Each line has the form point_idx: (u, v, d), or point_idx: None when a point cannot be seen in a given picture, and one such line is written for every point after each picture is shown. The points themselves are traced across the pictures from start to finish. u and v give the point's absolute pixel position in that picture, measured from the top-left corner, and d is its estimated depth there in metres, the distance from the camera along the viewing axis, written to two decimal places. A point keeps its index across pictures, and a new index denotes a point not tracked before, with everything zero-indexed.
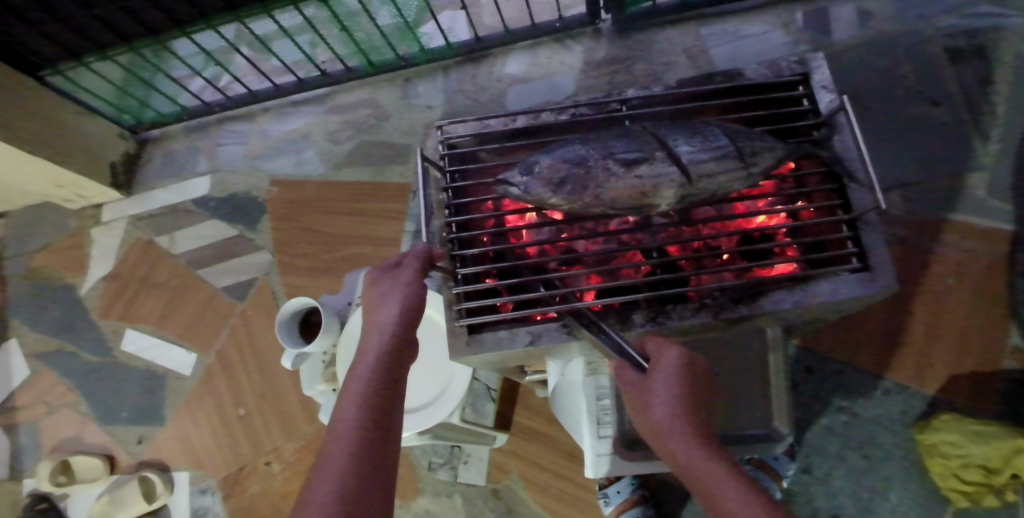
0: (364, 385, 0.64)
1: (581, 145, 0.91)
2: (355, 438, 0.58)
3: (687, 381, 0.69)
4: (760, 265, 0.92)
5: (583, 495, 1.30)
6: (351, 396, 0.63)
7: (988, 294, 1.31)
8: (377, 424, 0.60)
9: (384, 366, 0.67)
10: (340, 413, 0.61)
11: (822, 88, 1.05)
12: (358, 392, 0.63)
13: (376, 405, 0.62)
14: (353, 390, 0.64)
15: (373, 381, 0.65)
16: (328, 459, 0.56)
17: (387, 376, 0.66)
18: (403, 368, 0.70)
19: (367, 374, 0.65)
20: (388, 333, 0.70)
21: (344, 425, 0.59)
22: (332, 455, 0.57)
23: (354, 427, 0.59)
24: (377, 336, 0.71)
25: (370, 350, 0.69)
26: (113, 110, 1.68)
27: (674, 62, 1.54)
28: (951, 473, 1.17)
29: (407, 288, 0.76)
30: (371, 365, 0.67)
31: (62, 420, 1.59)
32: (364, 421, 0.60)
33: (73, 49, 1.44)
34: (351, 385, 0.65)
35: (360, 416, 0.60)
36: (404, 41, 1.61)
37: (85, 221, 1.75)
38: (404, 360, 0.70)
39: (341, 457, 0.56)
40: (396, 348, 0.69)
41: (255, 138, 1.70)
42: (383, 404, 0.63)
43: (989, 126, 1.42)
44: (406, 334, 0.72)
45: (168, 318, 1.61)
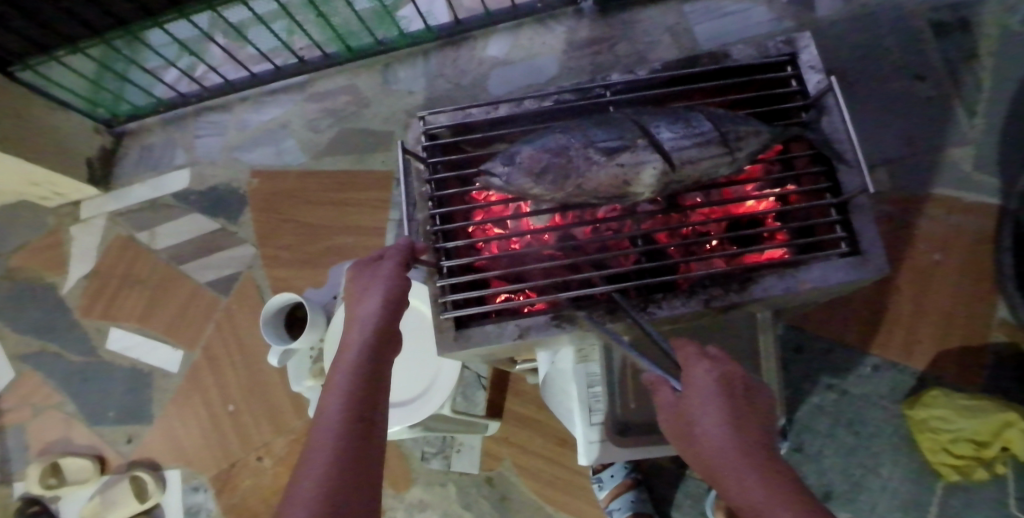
0: (347, 377, 0.63)
1: (562, 133, 0.90)
2: (340, 430, 0.57)
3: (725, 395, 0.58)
4: (750, 251, 0.91)
5: (575, 479, 1.30)
6: (335, 391, 0.61)
7: (975, 268, 1.31)
8: (361, 419, 0.59)
9: (367, 358, 0.65)
10: (324, 409, 0.60)
11: (810, 68, 1.04)
12: (340, 386, 0.62)
13: (360, 397, 0.61)
14: (335, 385, 0.62)
15: (357, 373, 0.63)
16: (311, 454, 0.55)
17: (370, 369, 0.64)
18: (387, 360, 0.68)
19: (350, 367, 0.64)
20: (372, 324, 0.69)
21: (328, 418, 0.58)
22: (314, 451, 0.55)
23: (338, 420, 0.58)
24: (360, 330, 0.69)
25: (353, 343, 0.68)
26: (86, 103, 1.63)
27: (658, 41, 1.51)
28: (941, 447, 1.17)
29: (389, 280, 0.74)
30: (354, 358, 0.65)
31: (49, 421, 1.57)
32: (347, 412, 0.58)
33: (43, 44, 1.39)
34: (334, 379, 0.64)
35: (344, 409, 0.59)
36: (381, 26, 1.59)
37: (63, 219, 1.72)
38: (388, 352, 0.68)
39: (325, 451, 0.55)
40: (378, 341, 0.68)
41: (233, 129, 1.66)
42: (367, 397, 0.61)
43: (974, 99, 1.41)
44: (389, 324, 0.70)
45: (151, 316, 1.59)
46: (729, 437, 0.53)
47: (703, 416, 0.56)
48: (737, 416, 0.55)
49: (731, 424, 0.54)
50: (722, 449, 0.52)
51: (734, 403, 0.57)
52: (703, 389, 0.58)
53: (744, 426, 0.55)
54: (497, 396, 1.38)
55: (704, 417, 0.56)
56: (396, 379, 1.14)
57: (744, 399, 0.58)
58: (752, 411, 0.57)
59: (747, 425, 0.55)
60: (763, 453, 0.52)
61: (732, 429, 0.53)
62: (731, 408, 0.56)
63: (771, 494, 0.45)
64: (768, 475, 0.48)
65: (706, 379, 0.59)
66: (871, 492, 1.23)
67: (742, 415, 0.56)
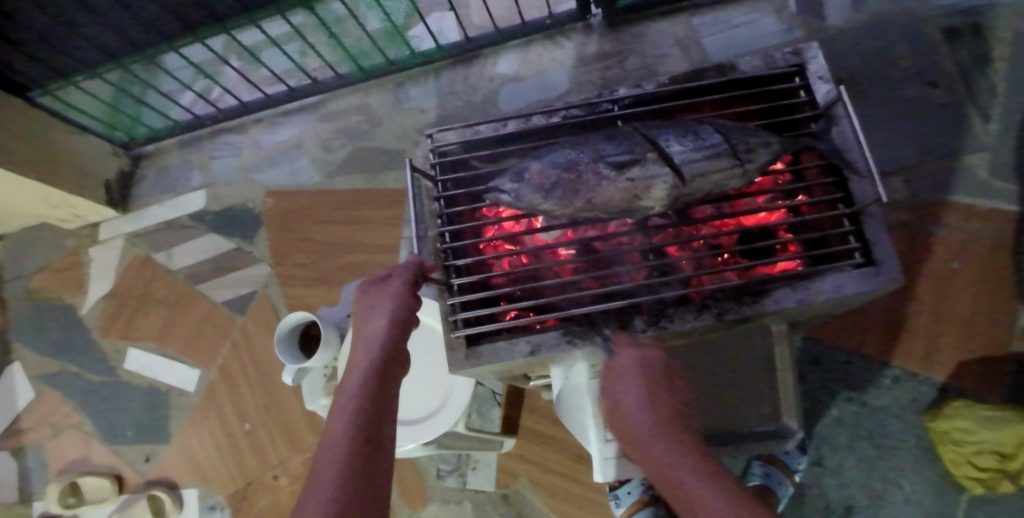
0: (353, 400, 0.65)
1: (571, 148, 0.91)
2: (346, 453, 0.59)
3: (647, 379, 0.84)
4: (762, 263, 0.90)
5: (592, 495, 1.29)
6: (341, 413, 0.64)
7: (995, 276, 1.29)
8: (366, 441, 0.61)
9: (373, 381, 0.68)
10: (330, 431, 0.62)
11: (818, 78, 1.04)
12: (346, 409, 0.64)
13: (365, 420, 0.63)
14: (342, 407, 0.65)
15: (363, 396, 0.66)
16: (318, 476, 0.57)
17: (376, 391, 0.67)
18: (391, 382, 0.70)
19: (357, 389, 0.67)
20: (377, 345, 0.72)
21: (334, 440, 0.61)
22: (321, 473, 0.57)
23: (344, 443, 0.60)
24: (365, 352, 0.72)
25: (358, 365, 0.71)
26: (104, 127, 1.67)
27: (667, 55, 1.51)
28: (964, 459, 1.15)
29: (395, 298, 0.77)
30: (361, 380, 0.68)
31: (69, 441, 1.58)
32: (353, 435, 0.61)
33: (61, 70, 1.42)
34: (341, 400, 0.66)
35: (349, 431, 0.61)
36: (393, 45, 1.61)
37: (82, 240, 1.75)
38: (393, 375, 0.71)
39: (330, 474, 0.57)
40: (384, 362, 0.71)
41: (248, 149, 1.69)
42: (372, 419, 0.64)
43: (989, 105, 1.40)
44: (394, 345, 0.73)
45: (168, 335, 1.60)
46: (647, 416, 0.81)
47: (630, 400, 0.84)
48: (655, 399, 0.83)
49: (647, 406, 0.82)
50: (642, 426, 0.81)
51: (654, 392, 0.84)
52: (630, 380, 0.84)
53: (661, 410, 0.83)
54: (512, 413, 1.38)
55: (630, 399, 0.84)
56: (410, 397, 1.14)
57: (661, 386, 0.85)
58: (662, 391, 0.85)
59: (666, 412, 0.83)
60: (670, 424, 0.81)
61: (648, 412, 0.82)
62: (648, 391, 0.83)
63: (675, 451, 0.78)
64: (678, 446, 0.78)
65: (635, 373, 0.84)
66: (894, 506, 1.21)
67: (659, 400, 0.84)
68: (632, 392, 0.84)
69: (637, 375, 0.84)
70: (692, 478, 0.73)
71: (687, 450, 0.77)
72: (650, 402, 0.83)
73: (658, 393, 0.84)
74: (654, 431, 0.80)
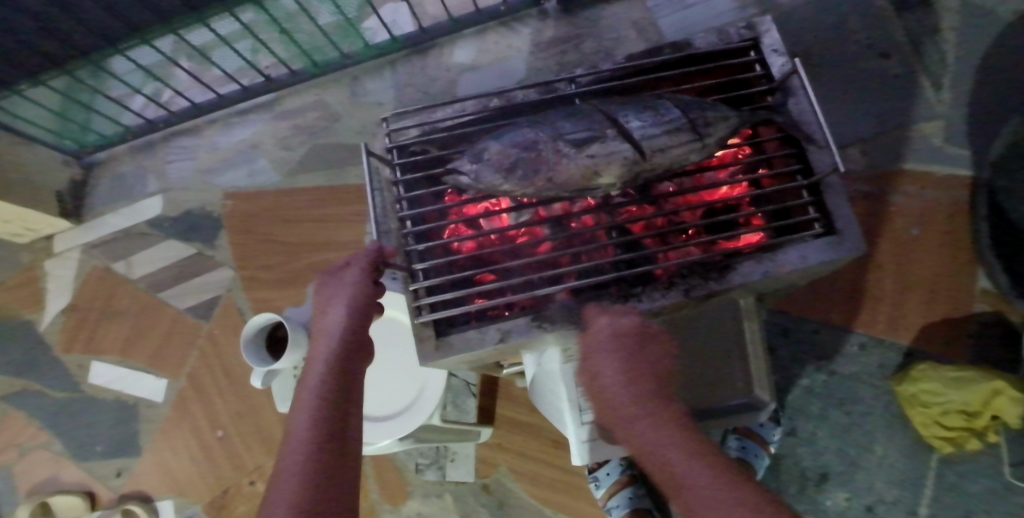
0: (314, 395, 0.65)
1: (530, 127, 0.90)
2: (308, 451, 0.58)
3: (620, 349, 0.81)
4: (725, 237, 0.91)
5: (571, 479, 1.30)
6: (303, 409, 0.64)
7: (953, 239, 1.32)
8: (330, 434, 0.61)
9: (336, 373, 0.68)
10: (293, 428, 0.62)
11: (773, 52, 1.05)
12: (308, 406, 0.64)
13: (328, 414, 0.63)
14: (303, 404, 0.64)
15: (325, 387, 0.66)
16: (282, 473, 0.57)
17: (338, 384, 0.67)
18: (354, 372, 0.71)
19: (317, 385, 0.66)
20: (337, 336, 0.72)
21: (296, 437, 0.61)
22: (285, 471, 0.57)
23: (307, 440, 0.60)
24: (325, 345, 0.72)
25: (319, 359, 0.70)
26: (53, 136, 1.61)
27: (623, 37, 1.51)
28: (932, 420, 1.18)
29: (354, 288, 0.77)
30: (321, 374, 0.68)
31: (36, 462, 1.54)
32: (316, 430, 0.61)
33: (5, 80, 1.35)
34: (302, 395, 0.66)
35: (312, 427, 0.61)
36: (347, 39, 1.58)
37: (38, 254, 1.69)
38: (355, 366, 0.72)
39: (295, 474, 0.56)
40: (344, 353, 0.70)
41: (204, 152, 1.65)
42: (334, 413, 0.64)
43: (939, 73, 1.42)
44: (355, 336, 0.73)
45: (133, 346, 1.57)
46: (623, 391, 0.78)
47: (607, 373, 0.80)
48: (632, 368, 0.80)
49: (625, 382, 0.78)
50: (623, 404, 0.77)
51: (633, 362, 0.80)
52: (604, 355, 0.81)
53: (642, 380, 0.78)
54: (488, 403, 1.37)
55: (608, 373, 0.80)
56: (382, 393, 1.13)
57: (637, 356, 0.81)
58: (642, 360, 0.81)
59: (647, 381, 0.79)
60: (651, 399, 0.77)
61: (626, 385, 0.78)
62: (625, 359, 0.80)
63: (662, 438, 0.71)
64: (662, 424, 0.73)
65: (607, 342, 0.82)
66: (866, 470, 1.24)
67: (638, 368, 0.80)
68: (607, 365, 0.81)
69: (611, 346, 0.82)
70: (691, 468, 0.66)
71: (676, 428, 0.72)
72: (628, 372, 0.79)
73: (637, 365, 0.80)
74: (637, 409, 0.75)
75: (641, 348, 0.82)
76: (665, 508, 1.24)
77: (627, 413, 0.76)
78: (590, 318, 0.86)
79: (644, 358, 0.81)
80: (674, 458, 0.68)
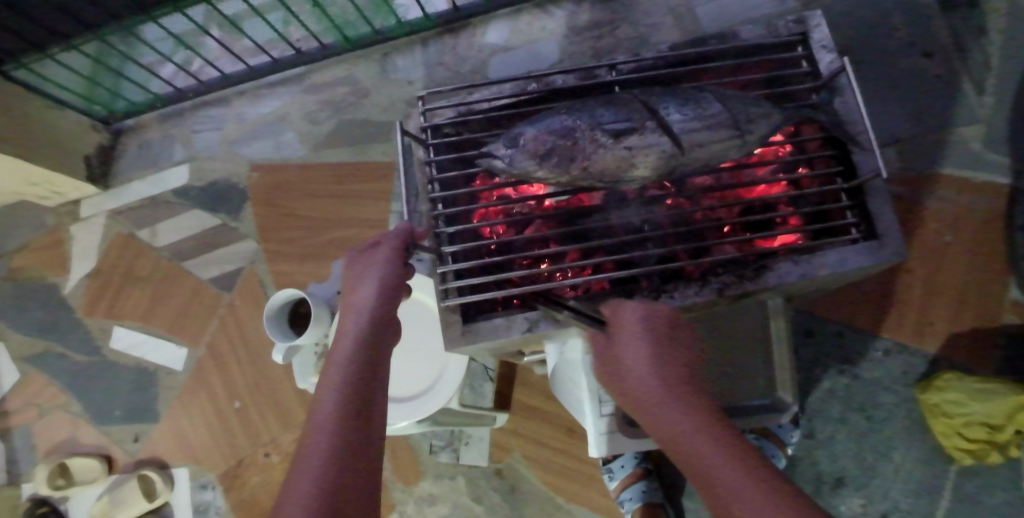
0: (343, 370, 0.65)
1: (567, 114, 0.88)
2: (337, 425, 0.57)
3: (649, 334, 0.75)
4: (763, 236, 0.89)
5: (585, 469, 1.29)
6: (330, 385, 0.63)
7: (988, 248, 1.29)
8: (357, 412, 0.60)
9: (362, 351, 0.67)
10: (319, 403, 0.61)
11: (821, 47, 1.02)
12: (336, 380, 0.63)
13: (356, 390, 0.62)
14: (331, 379, 0.64)
15: (352, 366, 0.65)
16: (309, 446, 0.56)
17: (366, 360, 0.66)
18: (382, 351, 0.70)
19: (346, 360, 0.66)
20: (367, 314, 0.71)
21: (323, 413, 0.59)
22: (312, 445, 0.56)
23: (335, 415, 0.59)
24: (353, 323, 0.71)
25: (347, 334, 0.70)
26: (83, 101, 1.62)
27: (660, 24, 1.47)
28: (955, 431, 1.15)
29: (384, 267, 0.76)
30: (350, 350, 0.67)
31: (55, 422, 1.57)
32: (344, 408, 0.60)
33: (37, 42, 1.36)
34: (330, 371, 0.66)
35: (341, 404, 0.60)
36: (379, 15, 1.57)
37: (63, 218, 1.70)
38: (384, 343, 0.71)
39: (324, 451, 0.55)
40: (373, 331, 0.70)
41: (231, 123, 1.65)
42: (363, 390, 0.63)
43: (984, 76, 1.38)
44: (383, 314, 0.72)
45: (154, 313, 1.58)
46: (649, 370, 0.71)
47: (634, 354, 0.74)
48: (661, 352, 0.73)
49: (650, 364, 0.72)
50: (654, 394, 0.69)
51: (659, 344, 0.74)
52: (637, 351, 0.73)
53: (673, 375, 0.71)
54: (505, 388, 1.37)
55: (633, 356, 0.73)
56: (401, 375, 1.13)
57: (673, 356, 0.73)
58: (671, 347, 0.75)
59: (680, 378, 0.71)
60: (688, 398, 0.68)
61: (660, 380, 0.70)
62: (652, 342, 0.74)
63: (685, 416, 0.65)
64: (691, 409, 0.66)
65: (635, 325, 0.76)
66: (884, 477, 1.22)
67: (665, 354, 0.73)
68: (634, 345, 0.74)
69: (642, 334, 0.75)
70: (715, 453, 0.59)
71: (702, 411, 0.66)
72: (654, 354, 0.73)
73: (669, 360, 0.73)
74: (662, 387, 0.69)
75: (666, 335, 0.76)
76: (679, 505, 1.23)
77: (654, 393, 0.69)
78: (614, 308, 0.80)
79: (676, 346, 0.76)
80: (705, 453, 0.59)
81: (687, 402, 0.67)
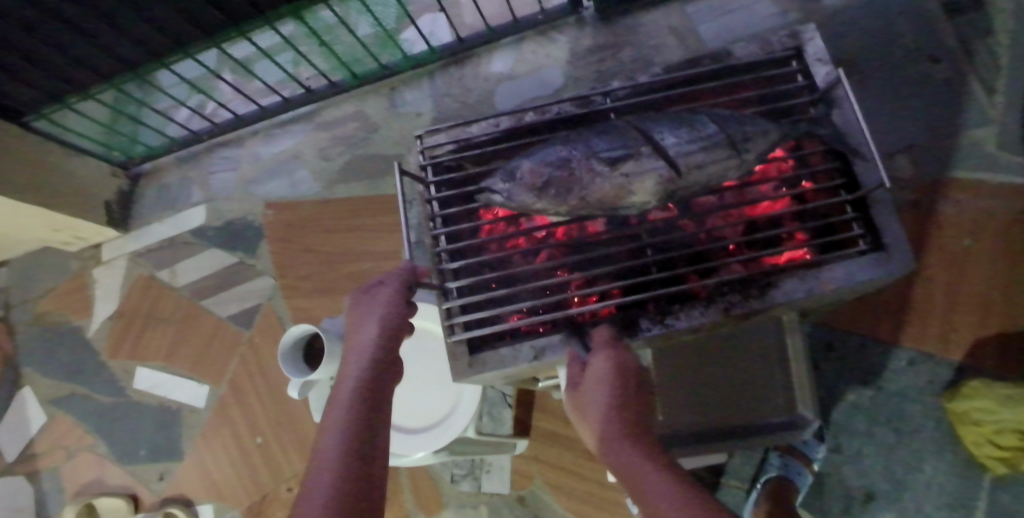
0: (343, 412, 0.65)
1: (563, 145, 0.89)
2: (337, 466, 0.58)
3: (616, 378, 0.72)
4: (767, 254, 0.89)
5: (608, 494, 1.28)
6: (332, 427, 0.63)
7: (1009, 252, 1.27)
8: (359, 452, 0.60)
9: (364, 389, 0.68)
10: (321, 445, 0.62)
11: (817, 60, 1.02)
12: (337, 421, 0.64)
13: (358, 429, 0.62)
14: (332, 420, 0.64)
15: (354, 405, 0.65)
16: (310, 488, 0.56)
17: (367, 400, 0.67)
18: (385, 390, 0.70)
19: (347, 400, 0.66)
20: (369, 354, 0.72)
21: (325, 455, 0.60)
22: (314, 486, 0.57)
23: (338, 456, 0.59)
24: (356, 363, 0.72)
25: (350, 374, 0.71)
26: (102, 148, 1.67)
27: (662, 45, 1.48)
28: (985, 439, 1.13)
29: (385, 306, 0.78)
30: (352, 390, 0.68)
31: (82, 464, 1.59)
32: (344, 448, 0.60)
33: (56, 94, 1.42)
34: (333, 412, 0.66)
35: (341, 444, 0.60)
36: (385, 50, 1.61)
37: (86, 262, 1.75)
38: (386, 382, 0.71)
39: (324, 491, 0.55)
40: (376, 370, 0.71)
41: (245, 162, 1.69)
42: (366, 429, 0.63)
43: (993, 79, 1.37)
44: (386, 352, 0.73)
45: (176, 352, 1.61)
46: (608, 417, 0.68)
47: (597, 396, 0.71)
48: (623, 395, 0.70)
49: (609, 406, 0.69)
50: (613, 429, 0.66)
51: (625, 390, 0.71)
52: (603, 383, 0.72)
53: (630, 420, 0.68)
54: (524, 415, 1.36)
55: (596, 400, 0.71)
56: (416, 406, 1.13)
57: (636, 394, 0.71)
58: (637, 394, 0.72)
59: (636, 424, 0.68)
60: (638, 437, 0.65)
61: (620, 420, 0.67)
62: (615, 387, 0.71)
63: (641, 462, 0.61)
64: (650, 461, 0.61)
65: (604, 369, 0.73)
66: (915, 491, 1.19)
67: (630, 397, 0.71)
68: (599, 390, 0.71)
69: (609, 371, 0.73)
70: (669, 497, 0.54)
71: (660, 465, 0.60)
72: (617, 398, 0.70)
73: (628, 395, 0.71)
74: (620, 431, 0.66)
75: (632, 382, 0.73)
76: None
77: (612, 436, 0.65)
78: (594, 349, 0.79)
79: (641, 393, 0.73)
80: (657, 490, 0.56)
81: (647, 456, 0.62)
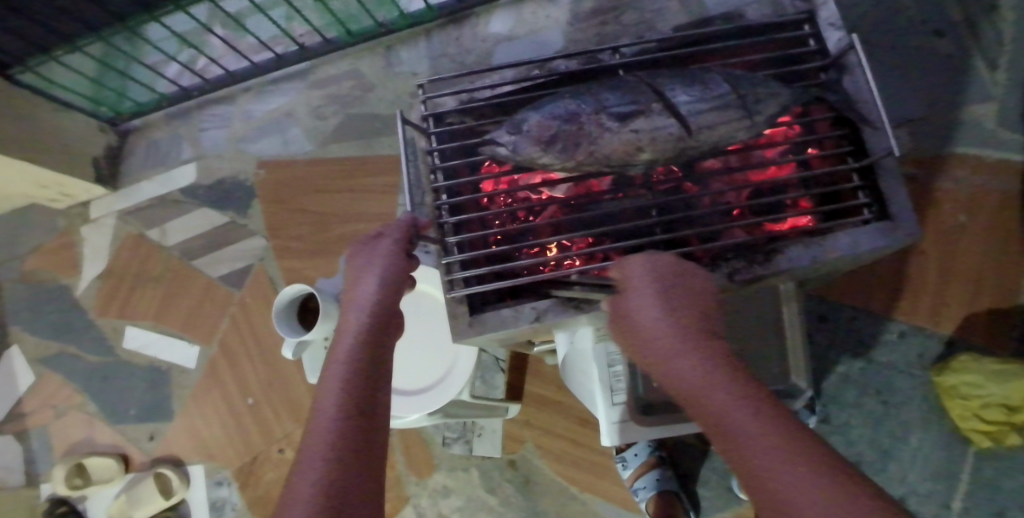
0: (344, 367, 0.64)
1: (572, 99, 0.88)
2: (340, 423, 0.57)
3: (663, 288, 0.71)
4: (773, 219, 0.88)
5: (598, 459, 1.29)
6: (333, 382, 0.63)
7: (1004, 226, 1.27)
8: (360, 408, 0.60)
9: (364, 344, 0.67)
10: (322, 398, 0.62)
11: (829, 25, 1.00)
12: (337, 376, 0.63)
13: (358, 386, 0.62)
14: (332, 374, 0.64)
15: (353, 360, 0.65)
16: (312, 443, 0.56)
17: (368, 355, 0.66)
18: (385, 345, 0.70)
19: (347, 356, 0.65)
20: (368, 308, 0.71)
21: (326, 409, 0.60)
22: (316, 440, 0.57)
23: (337, 411, 0.59)
24: (356, 317, 0.71)
25: (349, 330, 0.70)
26: (89, 103, 1.62)
27: (665, 8, 1.45)
28: (971, 413, 1.14)
29: (386, 259, 0.76)
30: (352, 345, 0.67)
31: (72, 422, 1.58)
32: (345, 403, 0.59)
33: (42, 45, 1.38)
34: (332, 365, 0.66)
35: (342, 400, 0.60)
36: (381, 8, 1.56)
37: (74, 220, 1.72)
38: (386, 339, 0.71)
39: (325, 447, 0.55)
40: (374, 329, 0.69)
41: (237, 121, 1.65)
42: (366, 388, 0.63)
43: (997, 53, 1.36)
44: (386, 312, 0.72)
45: (166, 313, 1.59)
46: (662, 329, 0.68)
47: (645, 316, 0.70)
48: (673, 308, 0.69)
49: (660, 318, 0.68)
50: (663, 343, 0.67)
51: (671, 301, 0.70)
52: (644, 298, 0.71)
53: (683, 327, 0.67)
54: (516, 379, 1.36)
55: (647, 316, 0.70)
56: (410, 369, 1.12)
57: (682, 300, 0.70)
58: (683, 301, 0.70)
59: (691, 330, 0.67)
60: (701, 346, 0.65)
61: (670, 330, 0.67)
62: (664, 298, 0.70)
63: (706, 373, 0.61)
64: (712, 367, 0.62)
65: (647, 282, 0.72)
66: (900, 460, 1.21)
67: (679, 306, 0.70)
68: (647, 305, 0.70)
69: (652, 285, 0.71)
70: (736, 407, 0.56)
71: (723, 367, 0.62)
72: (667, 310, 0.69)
73: (678, 304, 0.70)
74: (678, 348, 0.65)
75: (680, 288, 0.71)
76: (694, 494, 1.22)
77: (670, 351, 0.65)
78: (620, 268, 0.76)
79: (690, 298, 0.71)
80: (709, 390, 0.60)
81: (708, 364, 0.62)
